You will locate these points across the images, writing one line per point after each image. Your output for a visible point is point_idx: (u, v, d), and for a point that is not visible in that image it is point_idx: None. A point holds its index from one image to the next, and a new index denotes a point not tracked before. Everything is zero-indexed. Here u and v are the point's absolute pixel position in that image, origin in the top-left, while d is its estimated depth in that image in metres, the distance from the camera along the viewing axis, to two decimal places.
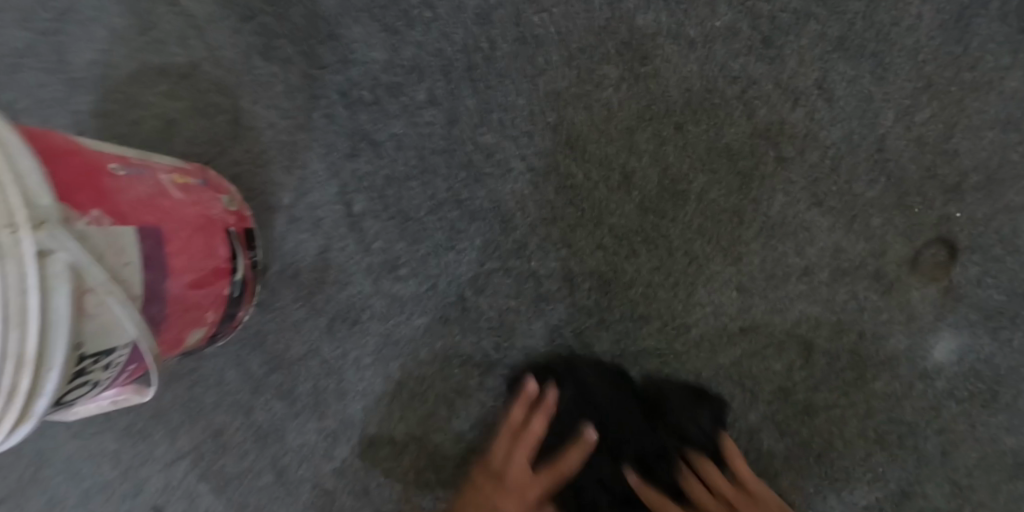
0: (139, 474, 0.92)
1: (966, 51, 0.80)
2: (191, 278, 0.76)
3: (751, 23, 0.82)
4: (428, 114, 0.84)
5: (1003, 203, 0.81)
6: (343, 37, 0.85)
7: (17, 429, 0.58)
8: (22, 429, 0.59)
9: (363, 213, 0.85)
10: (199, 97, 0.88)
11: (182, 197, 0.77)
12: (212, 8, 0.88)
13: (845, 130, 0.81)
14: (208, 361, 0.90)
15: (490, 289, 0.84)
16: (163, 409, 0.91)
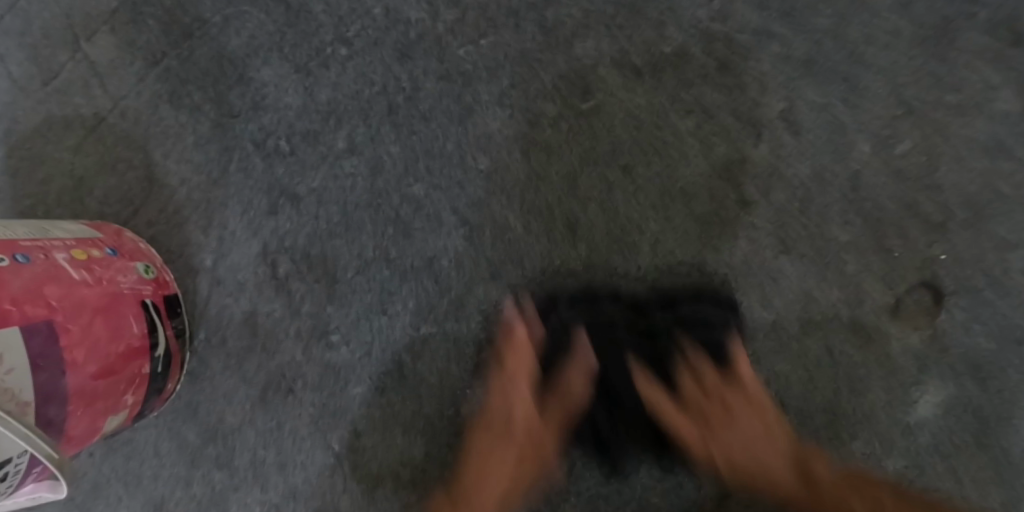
0: None
1: (947, 71, 0.71)
2: (96, 368, 0.69)
3: (705, 47, 0.73)
4: (349, 164, 0.76)
5: (990, 238, 0.72)
6: (255, 81, 0.77)
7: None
8: None
9: (288, 274, 0.78)
10: (106, 151, 0.80)
11: (85, 275, 0.70)
12: (114, 52, 0.79)
13: (814, 165, 0.72)
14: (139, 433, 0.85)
15: (430, 354, 0.77)
16: (99, 486, 0.86)
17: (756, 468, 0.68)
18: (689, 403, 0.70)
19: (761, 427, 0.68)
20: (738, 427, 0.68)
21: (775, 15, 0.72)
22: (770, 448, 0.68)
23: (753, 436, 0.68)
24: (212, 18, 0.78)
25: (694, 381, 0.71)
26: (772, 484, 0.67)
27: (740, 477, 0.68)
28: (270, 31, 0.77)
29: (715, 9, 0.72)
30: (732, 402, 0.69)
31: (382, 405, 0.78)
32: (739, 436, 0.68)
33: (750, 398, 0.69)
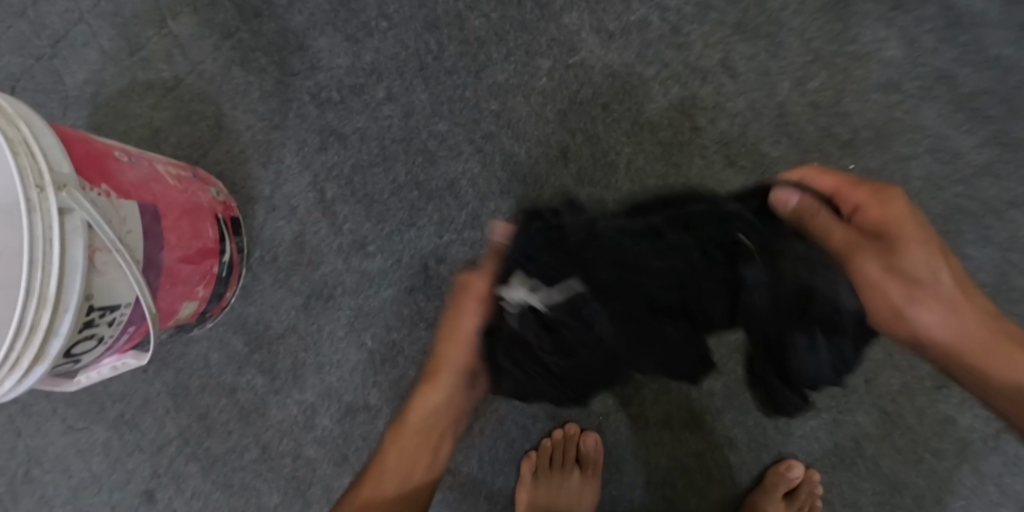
0: (136, 459, 0.99)
1: (846, 29, 0.93)
2: (183, 253, 0.85)
3: (661, 15, 0.94)
4: (387, 109, 0.96)
5: (891, 153, 0.93)
6: (311, 48, 0.97)
7: (32, 368, 0.69)
8: (40, 369, 0.70)
9: (334, 198, 0.95)
10: (183, 106, 0.99)
11: (176, 184, 0.87)
12: (194, 28, 0.99)
13: (749, 100, 0.93)
14: (186, 348, 0.97)
15: (450, 259, 0.94)
16: (151, 400, 0.98)
17: (993, 367, 0.72)
18: (956, 352, 0.73)
19: (974, 313, 0.72)
20: (957, 324, 0.72)
21: None
22: (1008, 361, 0.72)
23: (994, 333, 0.72)
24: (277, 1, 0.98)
25: (890, 272, 0.70)
26: (1007, 373, 0.72)
27: (1008, 388, 0.72)
28: (325, 9, 0.97)
29: None
30: (971, 331, 0.72)
31: (409, 303, 0.94)
32: (951, 286, 0.72)
33: (933, 263, 0.71)
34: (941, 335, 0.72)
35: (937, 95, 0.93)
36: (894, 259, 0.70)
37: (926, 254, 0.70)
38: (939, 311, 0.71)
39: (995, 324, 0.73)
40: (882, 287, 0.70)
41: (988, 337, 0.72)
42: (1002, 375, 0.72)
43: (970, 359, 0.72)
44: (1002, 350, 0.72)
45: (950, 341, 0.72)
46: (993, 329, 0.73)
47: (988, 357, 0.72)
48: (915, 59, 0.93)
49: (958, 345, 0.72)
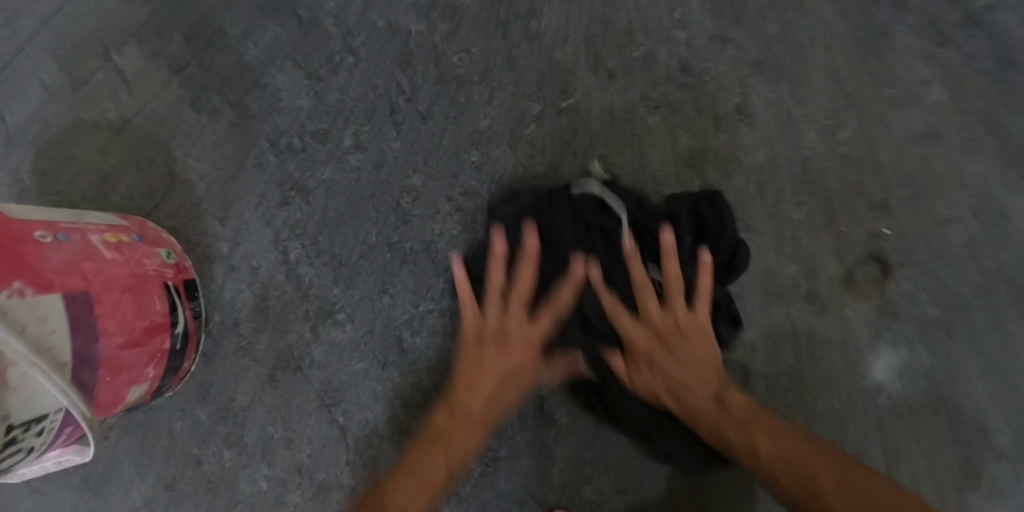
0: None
1: (883, 68, 0.81)
2: (125, 338, 0.77)
3: (669, 51, 0.82)
4: (355, 159, 0.84)
5: (929, 214, 0.81)
6: (269, 86, 0.86)
7: None
8: None
9: (298, 260, 0.85)
10: (133, 151, 0.88)
11: (114, 256, 0.78)
12: (142, 61, 0.88)
13: (768, 152, 0.81)
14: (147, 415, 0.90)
15: (427, 330, 0.84)
16: (104, 470, 0.90)
17: (790, 459, 0.66)
18: (802, 481, 0.65)
19: (825, 459, 0.66)
20: (775, 434, 0.68)
21: (728, 24, 0.82)
22: (786, 440, 0.68)
23: (794, 443, 0.68)
24: (231, 30, 0.86)
25: (772, 432, 0.69)
26: (788, 472, 0.66)
27: (790, 487, 0.66)
28: (285, 42, 0.86)
29: (677, 18, 0.82)
30: (754, 424, 0.69)
31: (382, 377, 0.85)
32: (824, 466, 0.65)
33: (770, 428, 0.69)
34: (753, 445, 0.68)
35: (985, 146, 0.80)
36: (731, 421, 0.70)
37: (796, 445, 0.67)
38: (827, 494, 0.64)
39: (812, 449, 0.67)
40: (727, 440, 0.69)
41: (847, 479, 0.64)
42: (816, 489, 0.64)
43: (828, 501, 0.63)
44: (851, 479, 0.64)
45: (779, 450, 0.67)
46: (850, 476, 0.64)
47: (767, 458, 0.67)
48: (961, 104, 0.80)
49: (809, 486, 0.65)
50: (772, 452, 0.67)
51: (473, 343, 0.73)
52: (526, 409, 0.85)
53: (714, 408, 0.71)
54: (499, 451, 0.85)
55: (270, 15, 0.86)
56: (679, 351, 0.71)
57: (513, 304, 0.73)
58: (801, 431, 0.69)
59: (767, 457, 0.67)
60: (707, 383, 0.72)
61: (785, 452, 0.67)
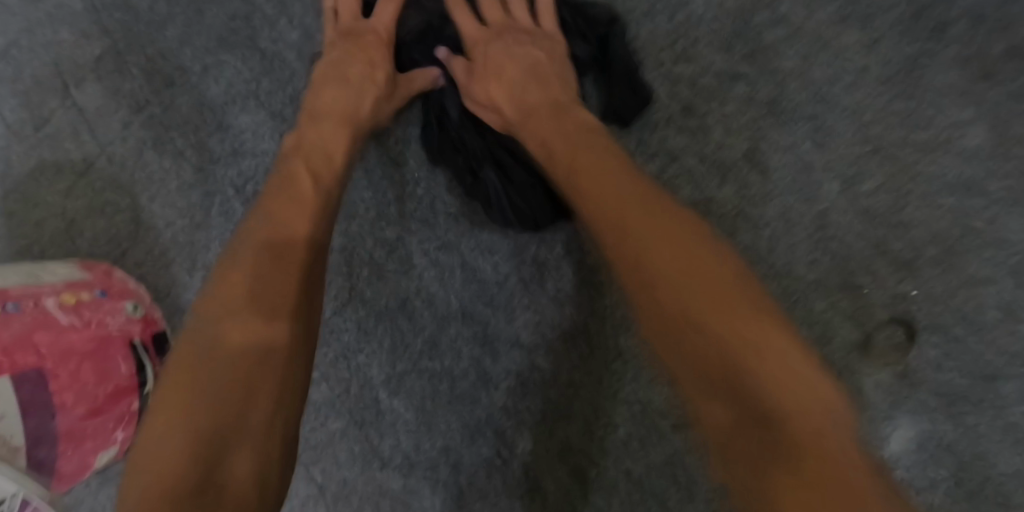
0: None
1: (915, 110, 0.71)
2: (86, 408, 0.73)
3: (669, 90, 0.73)
4: None
5: (962, 275, 0.72)
6: (232, 127, 0.81)
7: None
8: None
9: None
10: (97, 195, 0.82)
11: (72, 320, 0.74)
12: (100, 99, 0.82)
13: (780, 205, 0.72)
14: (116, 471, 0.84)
15: (405, 392, 0.78)
16: None
17: (766, 381, 0.49)
18: (714, 361, 0.51)
19: (742, 310, 0.53)
20: (742, 322, 0.52)
21: (738, 59, 0.72)
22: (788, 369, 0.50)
23: (794, 349, 0.51)
24: (192, 66, 0.81)
25: (687, 278, 0.55)
26: (755, 382, 0.49)
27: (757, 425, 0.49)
28: (248, 79, 0.80)
29: (677, 52, 0.73)
30: (672, 268, 0.56)
31: (360, 439, 0.79)
32: (764, 337, 0.51)
33: (706, 291, 0.54)
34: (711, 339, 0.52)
35: None
36: (659, 237, 0.58)
37: (732, 304, 0.53)
38: (714, 341, 0.52)
39: (806, 368, 0.50)
40: (647, 265, 0.56)
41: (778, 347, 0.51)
42: (815, 446, 0.46)
43: (739, 374, 0.50)
44: (785, 362, 0.50)
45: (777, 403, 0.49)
46: (798, 377, 0.49)
47: (725, 342, 0.51)
48: (1004, 150, 0.70)
49: (706, 364, 0.51)
50: (677, 311, 0.54)
51: (335, 119, 0.69)
52: (511, 477, 0.77)
53: (681, 274, 0.55)
54: None
55: (231, 50, 0.80)
56: (598, 139, 0.64)
57: (396, 101, 0.74)
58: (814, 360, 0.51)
59: (676, 308, 0.54)
60: (655, 238, 0.57)
61: (696, 291, 0.54)
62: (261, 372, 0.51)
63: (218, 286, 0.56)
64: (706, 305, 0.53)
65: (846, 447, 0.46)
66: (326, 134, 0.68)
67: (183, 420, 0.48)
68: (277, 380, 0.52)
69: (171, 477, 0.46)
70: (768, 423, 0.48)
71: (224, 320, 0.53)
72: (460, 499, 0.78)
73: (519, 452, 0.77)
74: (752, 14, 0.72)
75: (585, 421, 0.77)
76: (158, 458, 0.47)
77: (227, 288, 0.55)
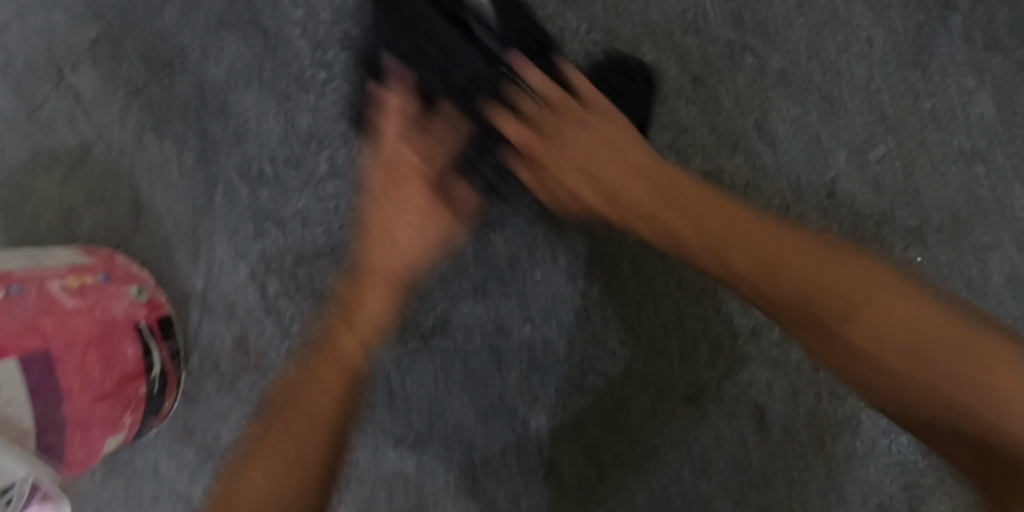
0: None
1: (922, 79, 0.71)
2: (94, 393, 0.71)
3: (677, 62, 0.72)
4: (331, 187, 0.78)
5: (969, 243, 0.72)
6: (235, 108, 0.79)
7: None
8: None
9: (277, 297, 0.80)
10: (93, 182, 0.80)
11: (76, 303, 0.73)
12: (96, 83, 0.80)
13: (791, 175, 0.72)
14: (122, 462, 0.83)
15: (417, 372, 0.78)
16: None
17: (920, 340, 0.46)
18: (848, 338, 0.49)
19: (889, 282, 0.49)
20: (885, 315, 0.48)
21: (746, 31, 0.72)
22: (895, 299, 0.48)
23: (881, 276, 0.49)
24: (192, 47, 0.79)
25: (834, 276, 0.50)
26: (813, 283, 0.51)
27: (867, 345, 0.48)
28: (248, 58, 0.79)
29: (686, 23, 0.72)
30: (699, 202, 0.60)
31: (372, 423, 0.78)
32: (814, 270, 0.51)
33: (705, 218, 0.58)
34: (852, 336, 0.49)
35: None
36: (675, 194, 0.61)
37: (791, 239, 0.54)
38: (863, 308, 0.48)
39: (934, 314, 0.47)
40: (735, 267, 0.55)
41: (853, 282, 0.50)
42: (970, 393, 0.45)
43: (880, 346, 0.48)
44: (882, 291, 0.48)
45: (937, 389, 0.46)
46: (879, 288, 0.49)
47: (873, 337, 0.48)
48: (1007, 115, 0.71)
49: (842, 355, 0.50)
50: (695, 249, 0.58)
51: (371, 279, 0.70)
52: (525, 453, 0.77)
53: (710, 227, 0.58)
54: (495, 497, 0.78)
55: (232, 29, 0.79)
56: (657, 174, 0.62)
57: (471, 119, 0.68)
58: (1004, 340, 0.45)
59: (880, 342, 0.48)
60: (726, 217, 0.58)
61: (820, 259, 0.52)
62: (326, 381, 0.65)
63: (316, 378, 0.65)
64: (815, 292, 0.51)
65: (1010, 356, 0.44)
66: (388, 267, 0.70)
67: (299, 468, 0.60)
68: (320, 427, 0.62)
69: (291, 480, 0.59)
70: (977, 439, 0.46)
71: (309, 448, 0.61)
72: (474, 478, 0.78)
73: (533, 428, 0.77)
74: None
75: (598, 396, 0.77)
76: (325, 400, 0.64)
77: (313, 390, 0.65)
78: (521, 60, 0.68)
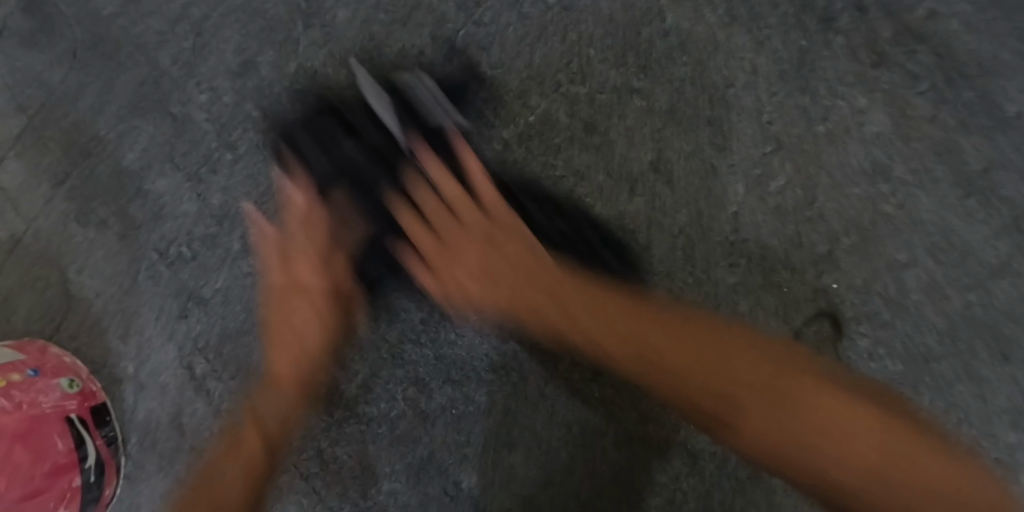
0: None
1: (812, 101, 0.72)
2: (23, 490, 0.73)
3: (568, 109, 0.74)
4: (245, 264, 0.80)
5: (881, 259, 0.72)
6: (151, 192, 0.81)
7: None
8: None
9: (206, 373, 0.81)
10: (25, 271, 0.82)
11: (2, 403, 0.74)
12: (22, 176, 0.82)
13: (691, 209, 0.73)
14: None
15: (346, 439, 0.77)
16: None
17: (863, 471, 0.51)
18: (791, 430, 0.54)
19: (854, 422, 0.53)
20: (766, 413, 0.55)
21: (632, 72, 0.73)
22: (871, 444, 0.51)
23: (838, 408, 0.54)
24: (106, 134, 0.81)
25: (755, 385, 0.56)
26: (768, 423, 0.54)
27: (825, 486, 0.53)
28: (160, 141, 0.80)
29: (573, 70, 0.74)
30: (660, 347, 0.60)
31: (309, 494, 0.77)
32: (755, 380, 0.56)
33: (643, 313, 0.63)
34: (741, 423, 0.55)
35: (939, 177, 0.71)
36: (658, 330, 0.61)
37: (745, 391, 0.56)
38: (789, 422, 0.54)
39: (851, 406, 0.54)
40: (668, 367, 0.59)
41: (803, 405, 0.54)
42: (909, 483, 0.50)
43: (859, 459, 0.51)
44: (840, 425, 0.52)
45: (860, 452, 0.51)
46: (841, 423, 0.53)
47: (789, 412, 0.54)
48: (905, 130, 0.71)
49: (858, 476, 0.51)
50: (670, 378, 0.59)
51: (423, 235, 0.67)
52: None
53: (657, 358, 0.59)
54: None
55: (143, 115, 0.81)
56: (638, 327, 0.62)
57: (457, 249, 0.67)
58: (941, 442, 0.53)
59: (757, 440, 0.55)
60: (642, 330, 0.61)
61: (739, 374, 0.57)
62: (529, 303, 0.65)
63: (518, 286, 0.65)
64: (750, 390, 0.56)
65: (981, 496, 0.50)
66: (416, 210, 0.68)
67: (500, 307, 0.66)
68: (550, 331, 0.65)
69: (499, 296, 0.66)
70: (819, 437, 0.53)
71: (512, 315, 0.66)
72: None
73: (465, 487, 0.76)
74: (641, 25, 0.73)
75: (524, 449, 0.76)
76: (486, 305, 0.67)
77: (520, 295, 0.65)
78: (421, 146, 0.69)
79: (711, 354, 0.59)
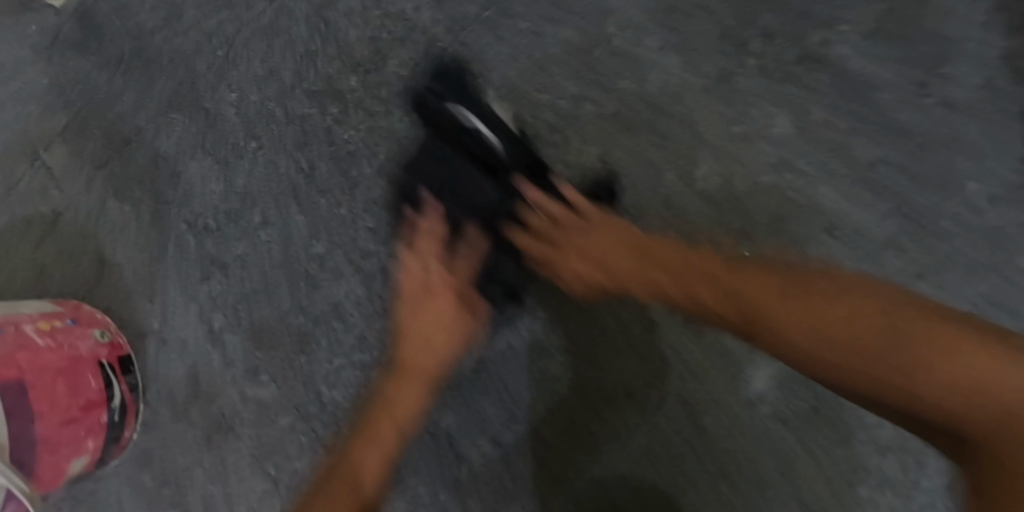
0: None
1: (731, 109, 0.90)
2: (61, 417, 0.84)
3: (533, 111, 0.91)
4: (263, 234, 0.93)
5: (787, 237, 0.89)
6: (183, 175, 0.95)
7: None
8: None
9: (222, 329, 0.93)
10: (66, 243, 0.95)
11: (47, 343, 0.85)
12: (66, 161, 0.96)
13: (632, 195, 0.90)
14: (85, 490, 0.94)
15: (344, 382, 0.92)
16: None
17: (923, 363, 0.60)
18: (864, 375, 0.63)
19: (861, 316, 0.64)
20: (789, 324, 0.66)
21: (586, 83, 0.91)
22: (864, 322, 0.64)
23: (938, 330, 0.61)
24: (145, 126, 0.96)
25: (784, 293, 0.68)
26: (811, 351, 0.66)
27: (803, 362, 0.67)
28: (193, 133, 0.95)
29: (538, 81, 0.91)
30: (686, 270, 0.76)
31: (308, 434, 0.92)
32: (708, 294, 0.73)
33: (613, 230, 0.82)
34: (771, 326, 0.68)
35: (836, 171, 0.89)
36: (698, 272, 0.75)
37: (780, 286, 0.69)
38: (814, 355, 0.66)
39: (875, 296, 0.66)
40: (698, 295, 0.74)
41: (846, 330, 0.64)
42: (915, 369, 0.61)
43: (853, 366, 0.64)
44: (841, 318, 0.64)
45: (913, 394, 0.61)
46: (853, 327, 0.64)
47: (906, 360, 0.61)
48: (806, 133, 0.89)
49: (853, 371, 0.64)
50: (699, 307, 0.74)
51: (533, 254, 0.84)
52: (438, 449, 0.91)
53: (730, 292, 0.72)
54: (418, 492, 0.91)
55: (180, 111, 0.95)
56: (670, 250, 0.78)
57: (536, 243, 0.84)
58: (997, 337, 0.60)
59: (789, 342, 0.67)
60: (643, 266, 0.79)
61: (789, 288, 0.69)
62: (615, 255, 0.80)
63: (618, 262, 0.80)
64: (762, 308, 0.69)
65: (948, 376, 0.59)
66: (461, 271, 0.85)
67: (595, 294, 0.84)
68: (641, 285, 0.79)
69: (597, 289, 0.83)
70: (857, 379, 0.64)
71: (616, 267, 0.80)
72: None
73: (444, 426, 0.91)
74: (594, 46, 0.91)
75: (493, 394, 0.90)
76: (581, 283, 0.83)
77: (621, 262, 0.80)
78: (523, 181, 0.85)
79: (735, 284, 0.72)
